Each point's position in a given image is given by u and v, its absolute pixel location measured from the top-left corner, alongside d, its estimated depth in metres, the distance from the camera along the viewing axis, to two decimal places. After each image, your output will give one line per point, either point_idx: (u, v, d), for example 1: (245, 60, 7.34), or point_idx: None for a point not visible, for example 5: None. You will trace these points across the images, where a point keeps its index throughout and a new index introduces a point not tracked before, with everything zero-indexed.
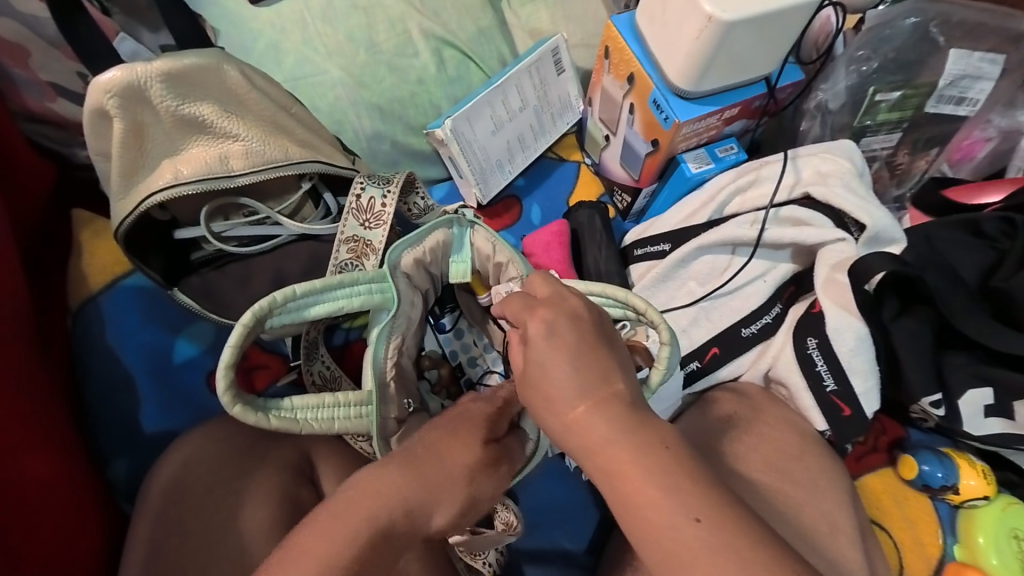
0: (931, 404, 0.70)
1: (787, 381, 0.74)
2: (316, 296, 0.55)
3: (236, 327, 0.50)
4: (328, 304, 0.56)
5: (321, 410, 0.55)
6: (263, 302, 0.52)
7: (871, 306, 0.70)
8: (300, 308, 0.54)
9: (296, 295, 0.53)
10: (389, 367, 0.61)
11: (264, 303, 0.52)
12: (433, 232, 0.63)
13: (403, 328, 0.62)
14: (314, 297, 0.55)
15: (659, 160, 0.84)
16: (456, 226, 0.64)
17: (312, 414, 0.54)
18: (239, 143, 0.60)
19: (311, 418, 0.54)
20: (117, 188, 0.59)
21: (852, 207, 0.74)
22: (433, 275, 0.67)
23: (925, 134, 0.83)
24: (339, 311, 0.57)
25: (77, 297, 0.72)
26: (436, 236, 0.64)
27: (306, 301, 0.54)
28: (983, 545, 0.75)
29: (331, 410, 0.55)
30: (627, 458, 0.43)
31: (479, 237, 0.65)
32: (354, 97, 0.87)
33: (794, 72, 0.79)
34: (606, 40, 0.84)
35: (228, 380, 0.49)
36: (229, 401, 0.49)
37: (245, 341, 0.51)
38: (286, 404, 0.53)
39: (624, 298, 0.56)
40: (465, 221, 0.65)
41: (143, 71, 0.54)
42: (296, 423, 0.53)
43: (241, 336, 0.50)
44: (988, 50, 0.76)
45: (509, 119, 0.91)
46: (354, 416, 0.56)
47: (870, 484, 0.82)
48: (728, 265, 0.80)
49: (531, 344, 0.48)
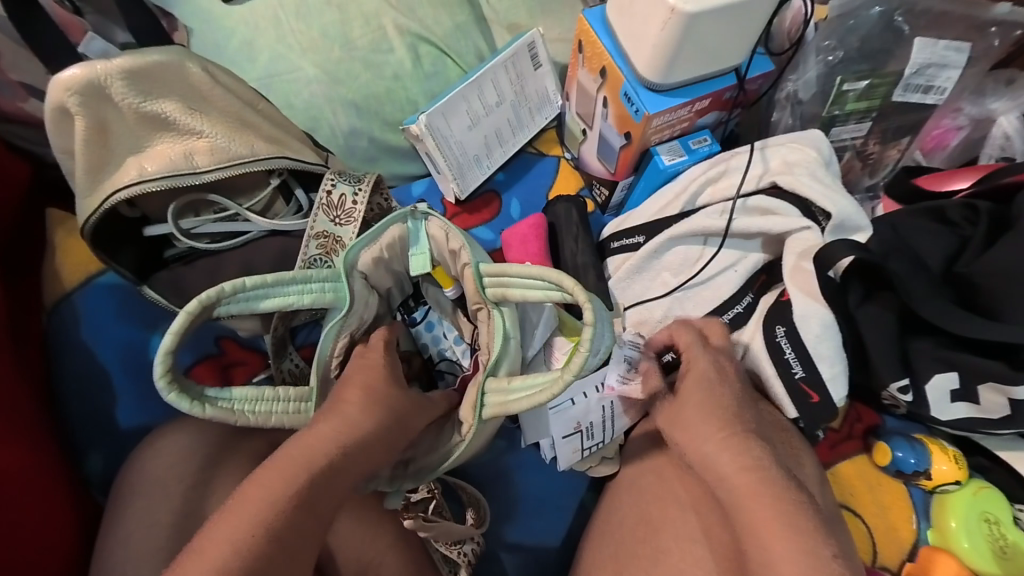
0: (899, 390, 0.71)
1: (758, 370, 0.74)
2: (266, 290, 0.55)
3: (180, 314, 0.50)
4: (278, 298, 0.56)
5: (260, 402, 0.55)
6: (211, 291, 0.51)
7: (836, 293, 0.71)
8: (249, 300, 0.54)
9: (246, 286, 0.53)
10: (335, 364, 0.63)
11: (212, 292, 0.51)
12: (390, 228, 0.64)
13: (353, 326, 0.64)
14: (264, 289, 0.55)
15: (633, 153, 0.85)
16: (409, 220, 0.64)
17: (251, 407, 0.54)
18: (205, 140, 0.60)
19: (249, 410, 0.54)
20: (83, 185, 0.60)
21: (818, 196, 0.75)
22: (396, 271, 0.69)
23: (895, 123, 0.84)
24: (287, 306, 0.57)
25: (52, 295, 0.73)
26: (393, 232, 0.64)
27: (256, 294, 0.55)
28: (954, 529, 0.76)
29: (270, 402, 0.55)
30: None
31: (433, 228, 0.64)
32: (328, 94, 0.87)
33: (763, 63, 0.79)
34: (579, 34, 0.85)
35: (166, 366, 0.48)
36: (165, 387, 0.48)
37: (189, 328, 0.50)
38: (225, 393, 0.52)
39: (556, 279, 0.54)
40: (420, 215, 0.64)
41: (104, 69, 0.55)
42: (230, 412, 0.52)
43: (185, 323, 0.50)
44: (955, 38, 0.76)
45: (485, 114, 0.91)
46: (292, 411, 0.57)
47: (845, 471, 0.83)
48: (700, 255, 0.81)
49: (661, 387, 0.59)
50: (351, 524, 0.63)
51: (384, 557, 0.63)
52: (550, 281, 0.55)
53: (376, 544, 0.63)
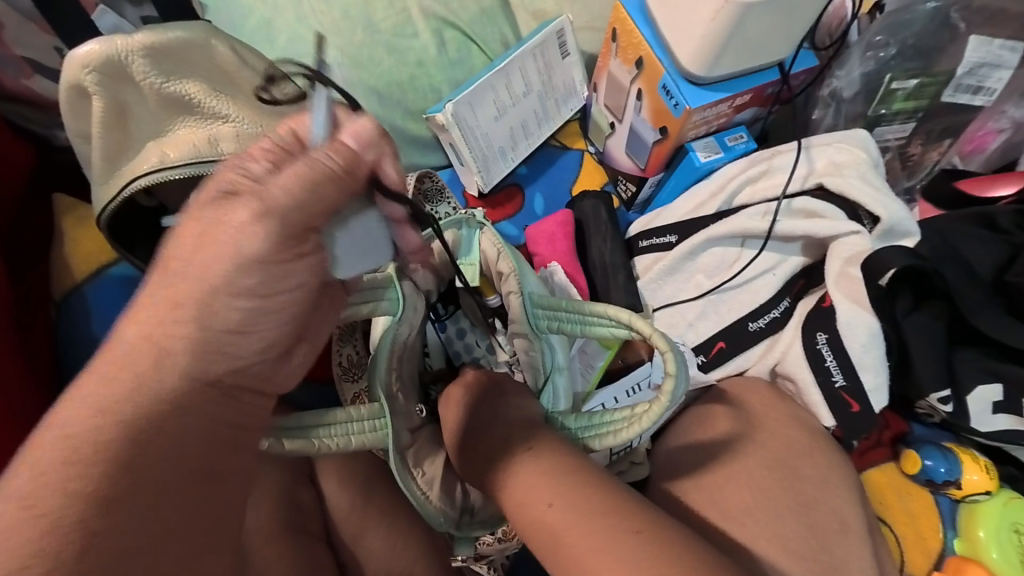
0: (939, 400, 0.69)
1: (795, 377, 0.73)
2: None
3: None
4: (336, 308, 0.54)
5: (335, 425, 0.51)
6: None
7: (885, 301, 0.68)
8: None
9: None
10: (395, 379, 0.57)
11: None
12: (442, 233, 0.63)
13: (406, 335, 0.59)
14: None
15: (667, 149, 0.81)
16: (463, 226, 0.63)
17: (324, 432, 0.50)
18: (230, 125, 0.56)
19: (324, 436, 0.50)
20: (100, 172, 0.57)
21: (866, 199, 0.73)
22: (441, 276, 0.65)
23: (939, 125, 0.81)
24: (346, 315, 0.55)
25: (61, 287, 0.69)
26: (445, 237, 0.63)
27: None
28: (984, 540, 0.75)
29: (345, 424, 0.52)
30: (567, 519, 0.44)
31: (486, 240, 0.63)
32: (350, 79, 0.83)
33: (808, 58, 0.76)
34: (614, 22, 0.81)
35: None
36: None
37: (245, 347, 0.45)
38: (292, 421, 0.50)
39: (628, 319, 0.54)
40: (475, 222, 0.63)
41: (125, 45, 0.51)
42: (311, 442, 0.50)
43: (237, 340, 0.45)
44: (1008, 37, 0.73)
45: (512, 104, 0.88)
46: (369, 431, 0.53)
47: (873, 478, 0.82)
48: (737, 258, 0.78)
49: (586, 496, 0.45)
50: (379, 533, 0.60)
51: (413, 566, 0.59)
52: (616, 319, 0.55)
53: (404, 555, 0.60)
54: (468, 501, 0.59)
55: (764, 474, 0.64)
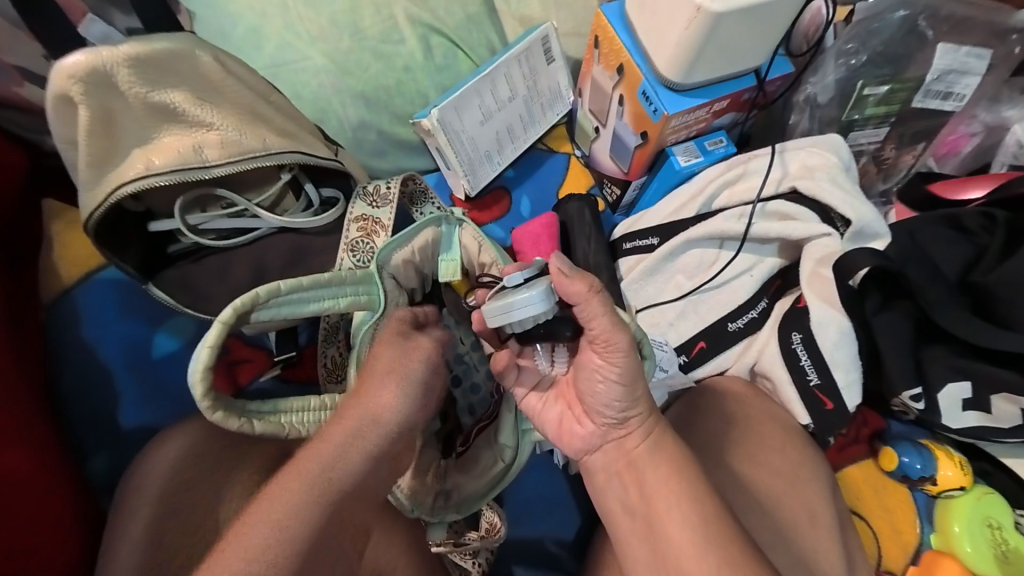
0: (910, 398, 0.71)
1: (772, 375, 0.75)
2: (302, 292, 0.55)
3: (214, 324, 0.49)
4: (315, 303, 0.56)
5: (304, 411, 0.56)
6: (246, 298, 0.51)
7: (855, 300, 0.70)
8: (285, 304, 0.54)
9: (281, 290, 0.53)
10: None
11: (247, 298, 0.51)
12: (422, 231, 0.65)
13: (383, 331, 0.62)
14: (302, 293, 0.55)
15: (648, 153, 0.83)
16: (443, 224, 0.66)
17: (295, 418, 0.55)
18: (215, 132, 0.59)
19: (295, 422, 0.55)
20: (86, 178, 0.58)
21: (837, 202, 0.75)
22: (421, 276, 0.68)
23: (912, 129, 0.83)
24: (321, 312, 0.57)
25: (52, 290, 0.71)
26: (425, 235, 0.65)
27: (290, 297, 0.54)
28: (959, 534, 0.76)
29: (316, 412, 0.56)
30: (672, 492, 0.52)
31: (466, 236, 0.66)
32: (338, 85, 0.84)
33: (783, 64, 0.78)
34: (596, 29, 0.83)
35: (205, 388, 0.48)
36: (209, 408, 0.49)
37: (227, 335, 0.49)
38: (264, 405, 0.54)
39: None
40: (454, 219, 0.66)
41: (110, 56, 0.52)
42: (281, 426, 0.54)
43: (221, 332, 0.49)
44: (975, 45, 0.76)
45: (497, 109, 0.89)
46: None
47: (852, 474, 0.83)
48: (716, 259, 0.80)
49: (670, 501, 0.51)
50: None
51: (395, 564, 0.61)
52: None
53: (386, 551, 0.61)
54: (442, 484, 0.62)
55: (744, 469, 0.66)
